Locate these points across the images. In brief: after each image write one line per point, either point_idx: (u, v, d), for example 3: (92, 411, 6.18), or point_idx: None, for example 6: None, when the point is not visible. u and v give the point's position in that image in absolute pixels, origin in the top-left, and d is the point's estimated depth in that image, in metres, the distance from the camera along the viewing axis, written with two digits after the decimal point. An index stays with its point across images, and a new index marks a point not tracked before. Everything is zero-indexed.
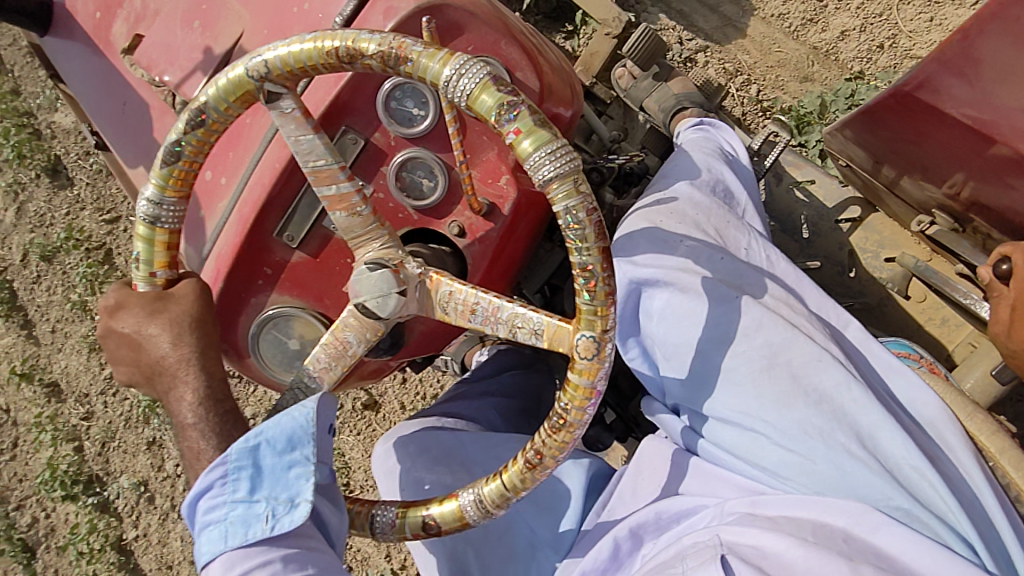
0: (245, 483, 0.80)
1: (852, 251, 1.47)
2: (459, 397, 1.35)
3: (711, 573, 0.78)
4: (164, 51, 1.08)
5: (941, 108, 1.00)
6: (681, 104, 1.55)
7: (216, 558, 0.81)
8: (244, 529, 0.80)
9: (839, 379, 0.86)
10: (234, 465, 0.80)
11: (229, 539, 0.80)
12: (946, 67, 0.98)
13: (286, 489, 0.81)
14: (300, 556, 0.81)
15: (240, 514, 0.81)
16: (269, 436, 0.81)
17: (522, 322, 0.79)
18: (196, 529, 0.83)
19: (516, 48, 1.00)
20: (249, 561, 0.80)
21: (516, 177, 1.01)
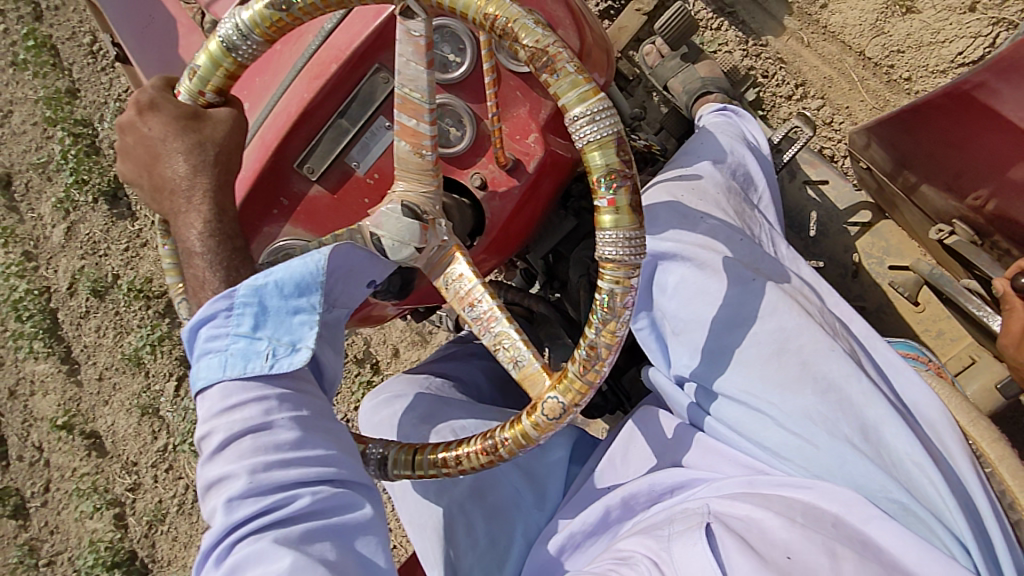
0: (248, 319, 0.75)
1: (857, 255, 1.48)
2: (453, 356, 1.35)
3: (695, 539, 0.79)
4: None
5: (997, 107, 0.99)
6: (706, 88, 1.54)
7: (209, 401, 0.76)
8: (242, 362, 0.76)
9: (848, 369, 0.87)
10: (239, 307, 0.75)
11: (227, 367, 0.76)
12: (1006, 69, 0.96)
13: (290, 334, 0.77)
14: (294, 397, 0.77)
15: (240, 352, 0.76)
16: (279, 279, 0.76)
17: (507, 347, 0.80)
18: (191, 359, 0.78)
19: (560, 5, 0.98)
20: (245, 391, 0.75)
21: (544, 136, 1.00)
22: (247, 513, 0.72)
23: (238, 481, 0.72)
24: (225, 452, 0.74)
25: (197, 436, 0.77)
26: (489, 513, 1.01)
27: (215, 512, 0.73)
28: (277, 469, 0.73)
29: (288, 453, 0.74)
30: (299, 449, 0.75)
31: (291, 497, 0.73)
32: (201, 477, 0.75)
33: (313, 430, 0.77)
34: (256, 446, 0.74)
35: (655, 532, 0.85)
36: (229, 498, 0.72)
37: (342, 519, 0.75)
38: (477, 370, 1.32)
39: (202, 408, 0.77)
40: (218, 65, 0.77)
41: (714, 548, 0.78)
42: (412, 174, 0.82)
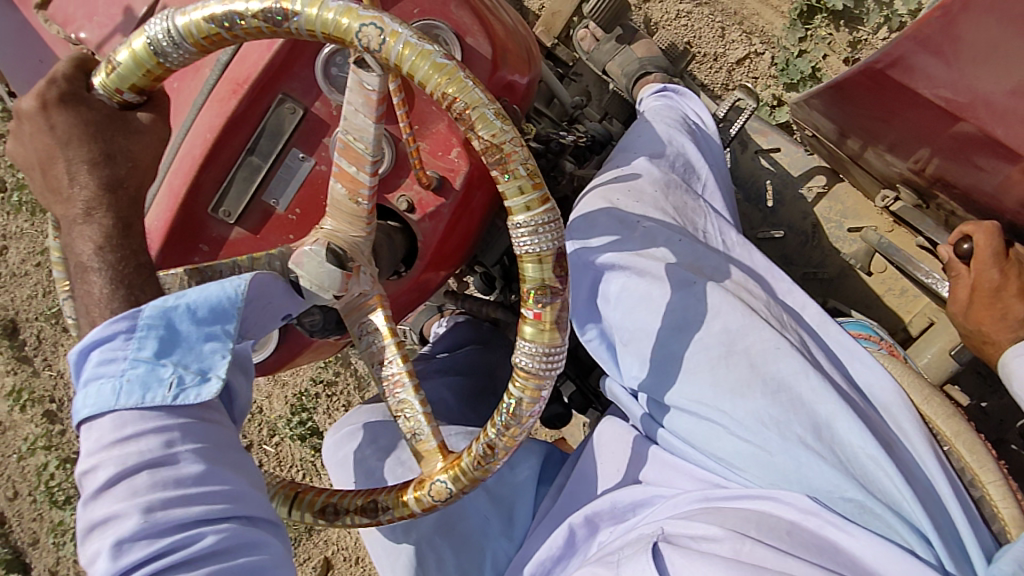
0: (151, 342, 0.65)
1: (815, 221, 1.45)
2: (414, 378, 1.30)
3: (643, 564, 0.78)
4: (80, 5, 1.00)
5: (913, 87, 0.95)
6: (645, 68, 1.50)
7: (89, 434, 0.64)
8: (142, 391, 0.64)
9: (796, 367, 0.84)
10: (143, 332, 0.65)
11: (120, 397, 0.64)
12: (918, 46, 0.91)
13: (199, 361, 0.67)
14: (200, 429, 0.66)
15: (136, 383, 0.64)
16: (192, 301, 0.66)
17: (408, 416, 0.79)
18: (75, 386, 0.66)
19: (468, 11, 0.93)
20: (139, 422, 0.63)
21: (466, 150, 0.95)
22: (130, 563, 0.60)
23: (129, 522, 0.61)
24: (101, 493, 0.62)
25: (78, 473, 0.64)
26: (457, 544, 0.98)
27: (98, 557, 0.60)
28: (177, 507, 0.62)
29: (187, 489, 0.63)
30: (202, 483, 0.64)
31: (191, 539, 0.62)
32: (75, 522, 0.63)
33: (215, 470, 0.65)
34: (140, 489, 0.62)
35: (606, 558, 0.83)
36: (117, 542, 0.60)
37: (251, 561, 0.64)
38: (440, 388, 1.26)
39: (86, 442, 0.64)
40: (142, 64, 0.67)
41: (663, 571, 0.77)
42: (345, 216, 0.79)
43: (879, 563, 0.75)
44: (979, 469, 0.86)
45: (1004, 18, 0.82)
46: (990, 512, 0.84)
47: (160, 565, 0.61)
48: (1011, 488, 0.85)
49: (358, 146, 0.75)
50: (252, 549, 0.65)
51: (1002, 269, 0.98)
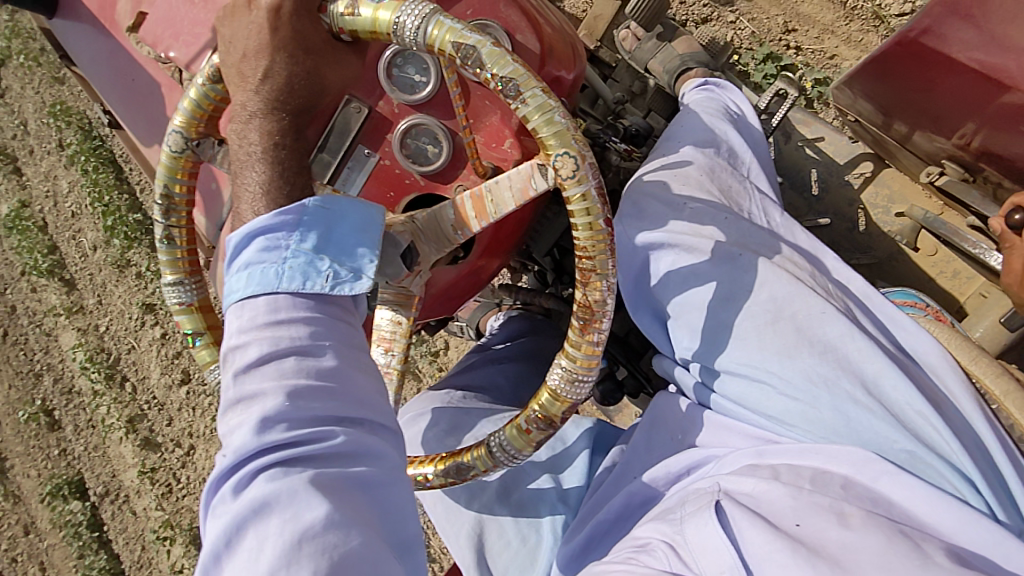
0: (312, 235, 0.73)
1: (862, 207, 1.45)
2: (473, 365, 1.38)
3: (706, 520, 0.80)
4: (167, 27, 1.11)
5: (949, 53, 1.01)
6: (686, 64, 1.53)
7: (244, 316, 0.72)
8: (301, 279, 0.72)
9: (843, 329, 0.87)
10: (305, 228, 0.72)
11: (280, 280, 0.72)
12: (949, 14, 0.99)
13: (351, 261, 0.74)
14: (339, 331, 0.74)
15: (297, 271, 0.72)
16: (345, 209, 0.75)
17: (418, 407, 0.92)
18: (234, 259, 0.74)
19: (515, 10, 1.00)
20: (293, 311, 0.72)
21: (519, 140, 1.01)
22: (273, 438, 0.67)
23: (276, 397, 0.68)
24: (251, 372, 0.70)
25: (230, 343, 0.72)
26: (515, 508, 1.04)
27: (244, 426, 0.68)
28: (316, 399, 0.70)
29: (325, 382, 0.71)
30: (336, 380, 0.72)
31: (324, 432, 0.69)
32: (226, 397, 0.71)
33: (345, 378, 0.72)
34: (286, 376, 0.69)
35: (669, 516, 0.87)
36: (262, 417, 0.68)
37: (367, 461, 0.70)
38: (498, 374, 1.34)
39: (239, 318, 0.73)
40: (191, 119, 0.81)
41: (725, 527, 0.79)
42: (434, 237, 0.86)
43: (934, 516, 0.76)
44: None
45: None
46: None
47: (290, 444, 0.68)
48: None
49: (491, 207, 0.83)
50: (368, 449, 0.71)
51: None
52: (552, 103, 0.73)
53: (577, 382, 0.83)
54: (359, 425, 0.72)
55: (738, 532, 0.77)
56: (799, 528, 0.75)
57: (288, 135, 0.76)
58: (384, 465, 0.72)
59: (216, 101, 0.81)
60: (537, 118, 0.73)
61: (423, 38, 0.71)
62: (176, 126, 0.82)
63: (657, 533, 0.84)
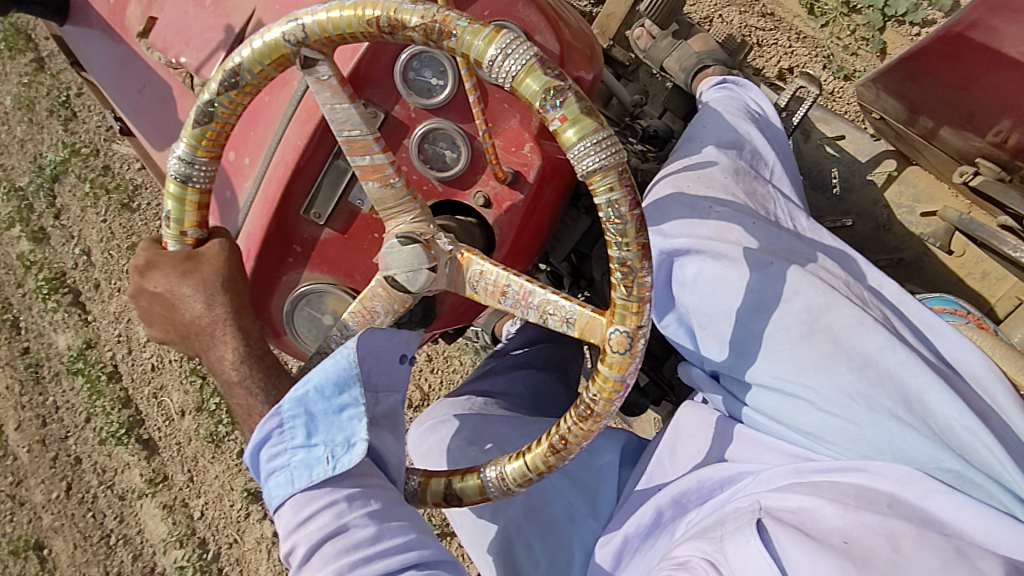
0: (302, 427, 0.80)
1: (888, 207, 1.38)
2: (490, 370, 1.33)
3: (747, 537, 0.77)
4: (179, 31, 1.09)
5: (996, 47, 0.99)
6: (703, 62, 1.49)
7: (286, 521, 0.80)
8: (307, 471, 0.79)
9: (882, 341, 0.85)
10: (294, 422, 0.80)
11: (297, 478, 0.80)
12: (995, 9, 0.98)
13: (343, 430, 0.80)
14: (365, 494, 0.80)
15: (305, 461, 0.80)
16: (317, 384, 0.79)
17: (553, 310, 0.79)
18: (261, 474, 0.82)
19: (534, 11, 0.98)
20: (317, 503, 0.79)
21: (539, 145, 0.99)
22: None
23: None
24: (307, 567, 0.77)
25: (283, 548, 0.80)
26: (543, 529, 1.02)
27: None
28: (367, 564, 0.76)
29: (365, 548, 0.76)
30: (378, 542, 0.77)
31: None
32: None
33: (386, 535, 0.78)
34: (331, 562, 0.76)
35: (708, 534, 0.82)
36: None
37: None
38: (517, 378, 1.29)
39: (283, 522, 0.80)
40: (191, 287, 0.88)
41: (767, 545, 0.76)
42: (391, 205, 0.83)
43: (987, 534, 0.75)
44: None
45: None
46: None
47: None
48: None
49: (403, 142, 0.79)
50: None
51: None
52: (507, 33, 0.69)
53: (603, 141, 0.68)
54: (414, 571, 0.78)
55: (783, 553, 0.75)
56: (848, 545, 0.73)
57: None
58: None
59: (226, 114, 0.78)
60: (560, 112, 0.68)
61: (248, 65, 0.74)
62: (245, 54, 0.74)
63: (697, 552, 0.80)
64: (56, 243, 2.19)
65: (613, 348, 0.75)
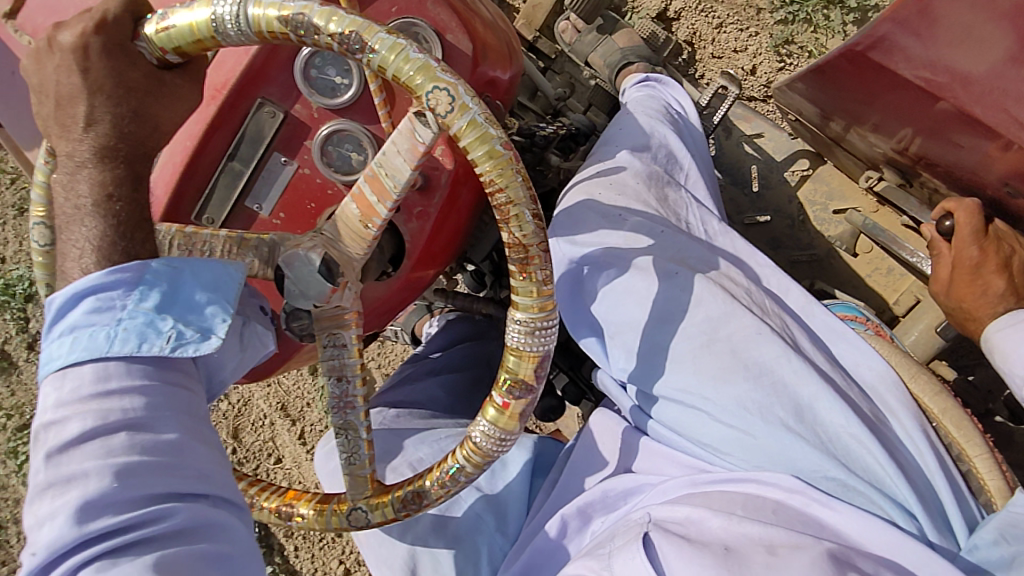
0: (153, 296, 0.65)
1: (802, 205, 1.41)
2: (407, 378, 1.31)
3: (633, 552, 0.77)
4: (51, 14, 0.99)
5: (893, 68, 0.97)
6: (628, 57, 1.47)
7: (62, 390, 0.62)
8: (136, 341, 0.63)
9: (778, 351, 0.86)
10: (145, 289, 0.65)
11: (111, 345, 0.63)
12: (901, 26, 0.94)
13: (199, 320, 0.67)
14: (179, 398, 0.65)
15: (131, 334, 0.63)
16: (195, 268, 0.68)
17: (349, 438, 0.82)
18: (56, 333, 0.64)
19: (445, 9, 0.93)
20: (126, 378, 0.63)
21: (450, 148, 0.94)
22: (94, 529, 0.58)
23: (98, 480, 0.59)
24: (66, 455, 0.60)
25: (44, 420, 0.62)
26: (452, 541, 0.99)
27: (58, 516, 0.58)
28: (148, 475, 0.61)
29: (161, 459, 0.62)
30: (179, 456, 0.63)
31: (162, 516, 0.60)
32: (38, 477, 0.60)
33: (187, 453, 0.64)
34: (112, 458, 0.60)
35: (598, 550, 0.82)
36: (83, 503, 0.58)
37: (212, 547, 0.62)
38: (433, 387, 1.27)
39: (57, 390, 0.62)
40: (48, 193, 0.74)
41: (653, 560, 0.76)
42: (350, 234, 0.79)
43: (868, 539, 0.77)
44: (966, 443, 0.89)
45: (977, 6, 0.87)
46: (977, 485, 0.87)
47: (118, 539, 0.59)
48: (996, 460, 0.89)
49: (388, 181, 0.76)
50: (214, 537, 0.63)
51: (981, 247, 1.00)
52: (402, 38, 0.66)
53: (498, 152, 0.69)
54: (206, 501, 0.65)
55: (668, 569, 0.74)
56: (726, 552, 0.73)
57: None
58: (219, 549, 0.63)
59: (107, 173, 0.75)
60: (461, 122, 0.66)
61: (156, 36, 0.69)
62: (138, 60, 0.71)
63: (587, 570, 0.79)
64: None
65: (351, 515, 0.82)
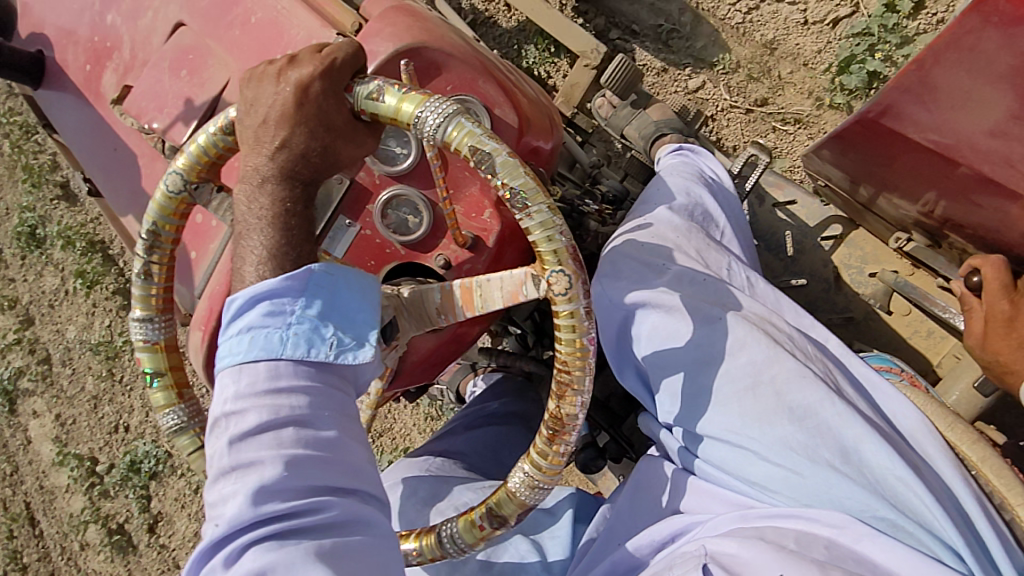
0: (316, 302, 0.73)
1: (835, 267, 1.44)
2: (455, 429, 1.36)
3: None
4: (152, 99, 1.13)
5: (906, 131, 1.04)
6: (661, 130, 1.56)
7: (240, 383, 0.71)
8: (308, 347, 0.72)
9: (820, 394, 0.88)
10: (309, 296, 0.73)
11: (285, 347, 0.72)
12: (905, 93, 1.01)
13: (355, 329, 0.75)
14: (332, 398, 0.73)
15: (301, 338, 0.72)
16: (343, 273, 0.75)
17: None
18: (232, 328, 0.73)
19: (493, 84, 1.03)
20: (293, 378, 0.72)
21: (499, 210, 1.03)
22: (270, 511, 0.68)
23: (272, 468, 0.68)
24: (246, 441, 0.70)
25: (224, 409, 0.72)
26: None
27: (239, 496, 0.68)
28: (312, 468, 0.70)
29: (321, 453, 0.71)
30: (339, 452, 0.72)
31: (321, 504, 0.70)
32: (221, 462, 0.70)
33: (340, 449, 0.73)
34: (284, 448, 0.69)
35: None
36: (259, 487, 0.68)
37: (361, 537, 0.71)
38: (477, 440, 1.31)
39: (235, 383, 0.72)
40: (162, 227, 0.81)
41: None
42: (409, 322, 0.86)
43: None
44: None
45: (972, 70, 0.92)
46: None
47: (292, 519, 0.69)
48: None
49: (479, 301, 0.82)
50: (362, 527, 0.71)
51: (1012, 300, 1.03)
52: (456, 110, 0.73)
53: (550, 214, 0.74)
54: (354, 495, 0.73)
55: None
56: None
57: (273, 210, 0.77)
58: (370, 541, 0.71)
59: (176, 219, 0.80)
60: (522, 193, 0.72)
61: (217, 127, 0.79)
62: (177, 167, 0.79)
63: None
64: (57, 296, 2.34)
65: None
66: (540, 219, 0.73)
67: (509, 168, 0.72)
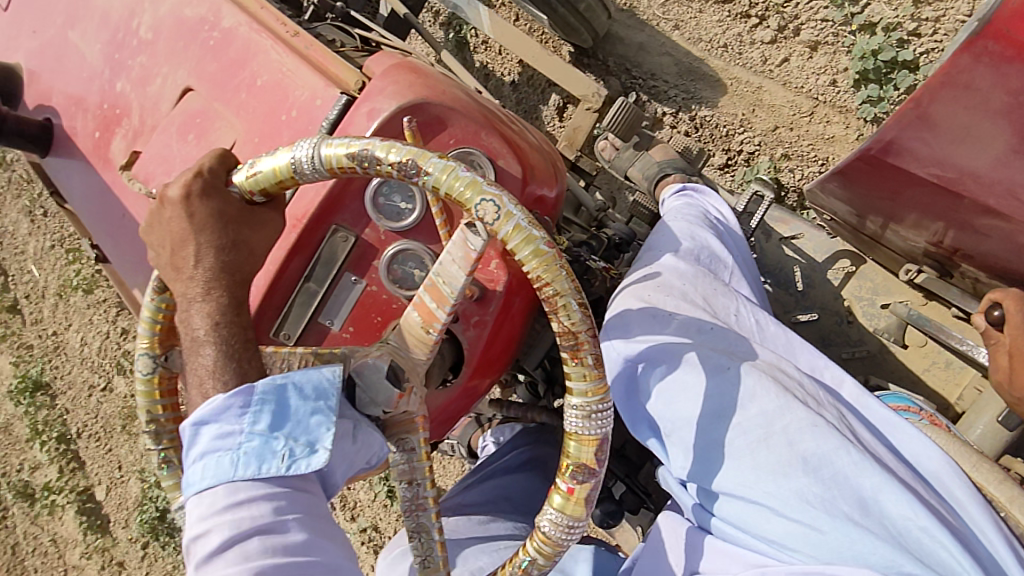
0: (265, 417, 0.72)
1: (848, 302, 1.41)
2: (469, 488, 1.34)
3: None
4: (160, 163, 1.16)
5: (905, 168, 1.03)
6: (664, 170, 1.55)
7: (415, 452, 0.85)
8: (258, 463, 0.70)
9: (836, 444, 0.86)
10: (261, 407, 0.72)
11: (237, 469, 0.70)
12: (906, 129, 1.00)
13: (307, 434, 0.73)
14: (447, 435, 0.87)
15: (252, 453, 0.70)
16: (297, 381, 0.74)
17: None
18: (198, 466, 0.71)
19: (496, 136, 1.03)
20: (263, 487, 0.70)
21: (505, 260, 1.02)
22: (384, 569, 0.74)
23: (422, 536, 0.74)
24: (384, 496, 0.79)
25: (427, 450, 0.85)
26: None
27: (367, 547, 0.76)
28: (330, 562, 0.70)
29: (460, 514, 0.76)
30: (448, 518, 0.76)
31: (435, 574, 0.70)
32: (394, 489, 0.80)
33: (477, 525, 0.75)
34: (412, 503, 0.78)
35: None
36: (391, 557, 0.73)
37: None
38: (490, 498, 1.27)
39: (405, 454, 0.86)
40: (157, 316, 0.82)
41: None
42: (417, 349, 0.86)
43: None
44: None
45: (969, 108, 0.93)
46: None
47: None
48: None
49: (446, 288, 0.83)
50: None
51: None
52: (453, 161, 0.75)
53: (558, 270, 0.75)
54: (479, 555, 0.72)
55: None
56: None
57: None
58: None
59: (167, 309, 0.83)
60: (524, 246, 0.74)
61: None
62: None
63: None
64: (88, 353, 2.57)
65: None
66: (552, 275, 0.75)
67: (512, 223, 0.73)
